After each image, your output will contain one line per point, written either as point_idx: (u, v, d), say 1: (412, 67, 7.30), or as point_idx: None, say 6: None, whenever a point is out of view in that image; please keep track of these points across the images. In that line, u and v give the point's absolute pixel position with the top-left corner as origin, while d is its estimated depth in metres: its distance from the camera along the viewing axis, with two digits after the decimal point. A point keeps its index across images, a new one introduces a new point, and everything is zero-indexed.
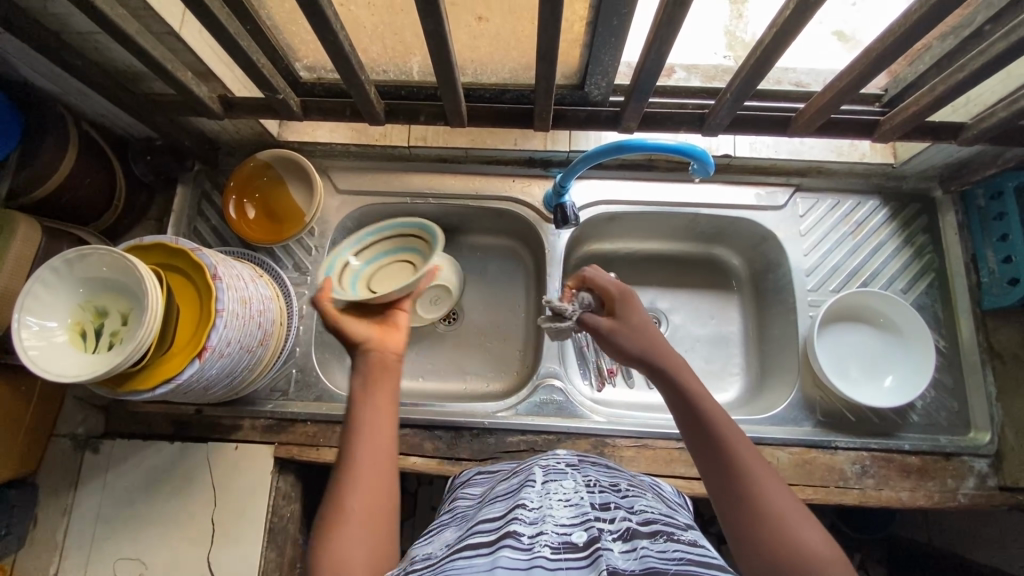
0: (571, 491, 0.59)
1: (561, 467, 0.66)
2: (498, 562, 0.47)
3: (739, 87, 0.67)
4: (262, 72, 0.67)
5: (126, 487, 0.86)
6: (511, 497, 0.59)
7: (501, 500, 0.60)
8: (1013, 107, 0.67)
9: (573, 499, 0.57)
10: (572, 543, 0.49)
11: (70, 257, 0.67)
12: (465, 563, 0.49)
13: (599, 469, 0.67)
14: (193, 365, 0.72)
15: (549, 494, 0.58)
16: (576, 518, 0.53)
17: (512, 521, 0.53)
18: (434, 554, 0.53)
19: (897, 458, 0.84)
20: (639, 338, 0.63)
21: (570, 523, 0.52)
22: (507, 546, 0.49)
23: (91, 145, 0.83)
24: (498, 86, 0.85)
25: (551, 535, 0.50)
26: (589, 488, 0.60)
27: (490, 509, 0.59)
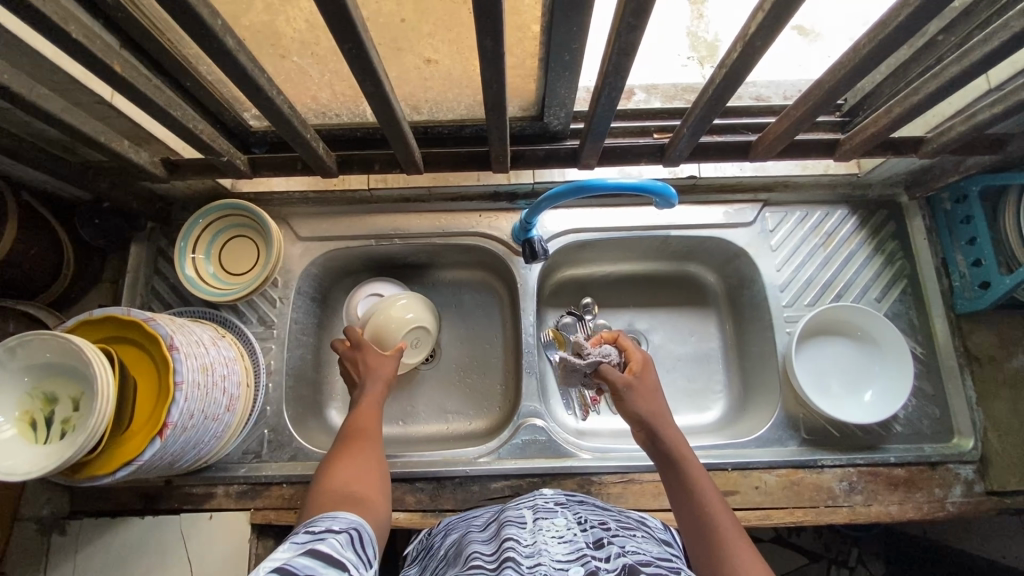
0: (564, 529, 0.57)
1: (551, 507, 0.65)
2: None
3: (696, 123, 0.66)
4: (201, 138, 0.64)
5: (96, 569, 0.81)
6: (501, 535, 0.58)
7: (493, 537, 0.59)
8: (969, 122, 0.66)
9: (567, 536, 0.56)
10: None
11: (10, 344, 0.63)
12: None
13: (589, 507, 0.66)
14: (152, 445, 0.68)
15: (543, 532, 0.57)
16: (571, 554, 0.52)
17: (507, 553, 0.52)
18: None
19: (884, 471, 0.83)
20: (648, 400, 0.68)
21: (566, 558, 0.51)
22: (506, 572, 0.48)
23: (33, 216, 0.79)
24: (455, 122, 0.84)
25: (549, 567, 0.49)
26: (582, 526, 0.59)
27: (481, 545, 0.57)
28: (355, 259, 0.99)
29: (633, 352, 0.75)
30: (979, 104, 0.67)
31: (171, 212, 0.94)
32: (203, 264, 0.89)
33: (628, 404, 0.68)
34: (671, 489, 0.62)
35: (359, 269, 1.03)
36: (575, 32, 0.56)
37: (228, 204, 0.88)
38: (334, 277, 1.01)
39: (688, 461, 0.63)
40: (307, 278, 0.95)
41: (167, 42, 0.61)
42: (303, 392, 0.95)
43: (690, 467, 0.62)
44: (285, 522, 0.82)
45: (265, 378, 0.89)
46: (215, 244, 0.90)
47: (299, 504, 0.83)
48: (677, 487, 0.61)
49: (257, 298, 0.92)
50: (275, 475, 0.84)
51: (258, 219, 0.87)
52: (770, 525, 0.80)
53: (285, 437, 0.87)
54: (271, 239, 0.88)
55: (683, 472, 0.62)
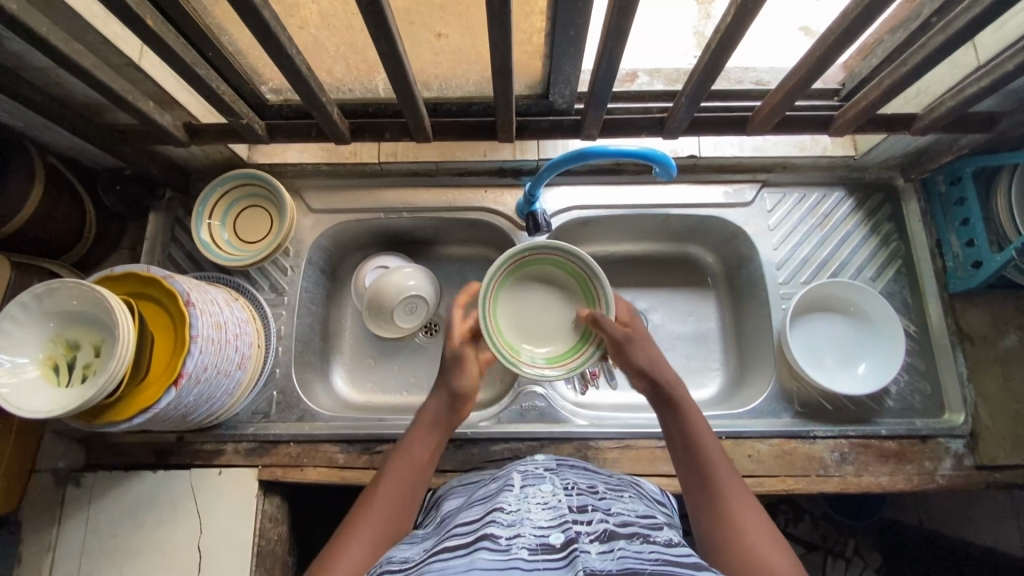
0: (551, 495, 0.58)
1: (539, 471, 0.65)
2: (475, 563, 0.47)
3: (694, 91, 0.70)
4: (223, 99, 0.67)
5: (109, 520, 0.84)
6: (489, 501, 0.59)
7: (480, 503, 0.60)
8: (959, 97, 0.69)
9: (551, 502, 0.57)
10: (549, 544, 0.50)
11: (38, 291, 0.66)
12: (442, 564, 0.49)
13: (577, 471, 0.67)
14: (167, 395, 0.71)
15: (528, 497, 0.58)
16: (554, 520, 0.53)
17: (489, 523, 0.53)
18: (409, 556, 0.54)
19: (875, 443, 0.85)
20: (646, 352, 0.69)
21: (548, 525, 0.52)
22: (484, 548, 0.49)
23: (58, 179, 0.83)
24: (463, 99, 0.87)
25: (529, 538, 0.51)
26: (567, 491, 0.59)
27: (466, 513, 0.58)
28: (364, 233, 1.03)
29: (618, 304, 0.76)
30: (969, 79, 0.69)
31: (188, 182, 0.97)
32: (218, 226, 0.92)
33: (629, 356, 0.69)
34: (676, 450, 0.64)
35: (367, 243, 1.06)
36: (578, 6, 0.59)
37: (256, 174, 0.91)
38: (343, 251, 1.04)
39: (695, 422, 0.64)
40: (317, 249, 0.98)
41: (194, 6, 0.64)
42: (310, 358, 0.98)
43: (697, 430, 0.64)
44: (292, 479, 0.85)
45: (275, 342, 0.92)
46: (234, 208, 0.93)
47: (304, 462, 0.86)
48: (683, 450, 0.63)
49: (270, 266, 0.95)
50: (283, 434, 0.87)
51: (280, 197, 0.90)
52: (762, 493, 0.82)
53: (293, 399, 0.91)
54: (284, 218, 0.91)
55: (689, 436, 0.63)
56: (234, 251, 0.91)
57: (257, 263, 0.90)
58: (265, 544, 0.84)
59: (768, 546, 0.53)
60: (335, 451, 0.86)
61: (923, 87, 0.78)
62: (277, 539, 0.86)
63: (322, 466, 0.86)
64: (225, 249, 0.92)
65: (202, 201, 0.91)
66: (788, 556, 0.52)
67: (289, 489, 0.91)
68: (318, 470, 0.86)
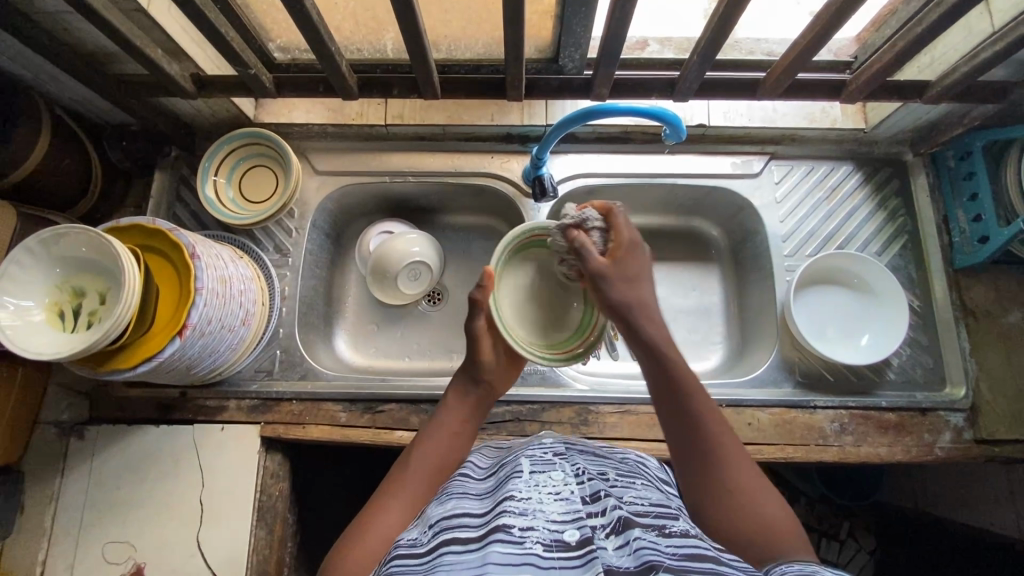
0: (562, 484, 0.56)
1: (548, 456, 0.62)
2: (488, 558, 0.46)
3: (705, 49, 0.70)
4: (231, 46, 0.68)
5: (112, 472, 0.85)
6: (497, 489, 0.57)
7: (490, 492, 0.57)
8: (972, 62, 0.69)
9: (563, 491, 0.54)
10: (564, 541, 0.48)
11: (45, 237, 0.66)
12: (453, 560, 0.47)
13: (587, 457, 0.64)
14: (172, 344, 0.71)
15: (538, 485, 0.55)
16: (568, 513, 0.51)
17: (500, 513, 0.51)
18: (419, 540, 0.53)
19: (875, 415, 0.85)
20: (629, 293, 0.65)
21: (562, 520, 0.50)
22: (497, 541, 0.47)
23: (65, 131, 0.83)
24: (472, 61, 0.84)
25: (543, 532, 0.49)
26: (579, 479, 0.57)
27: (474, 502, 0.56)
28: (369, 198, 1.02)
29: (619, 232, 0.67)
30: (982, 45, 0.69)
31: (194, 141, 0.97)
32: (223, 183, 0.92)
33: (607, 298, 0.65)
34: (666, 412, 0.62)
35: (372, 209, 1.05)
36: None
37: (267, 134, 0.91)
38: (348, 216, 1.04)
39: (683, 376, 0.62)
40: (322, 211, 0.98)
41: None
42: (313, 321, 0.98)
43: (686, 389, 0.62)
44: (294, 436, 0.86)
45: (279, 302, 0.92)
46: (240, 166, 0.93)
47: (307, 420, 0.87)
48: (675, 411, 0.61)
49: (274, 227, 0.95)
50: (286, 392, 0.88)
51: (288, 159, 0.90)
52: (761, 460, 0.83)
53: (297, 358, 0.91)
54: (290, 180, 0.91)
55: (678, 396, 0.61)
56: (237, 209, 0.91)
57: (258, 223, 0.90)
58: (266, 500, 0.85)
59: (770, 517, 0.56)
60: (337, 410, 0.87)
61: (937, 55, 0.77)
62: (278, 495, 0.87)
63: (323, 424, 0.86)
64: (227, 206, 0.91)
65: (210, 155, 0.91)
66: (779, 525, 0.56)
67: (290, 447, 0.92)
68: (320, 428, 0.86)
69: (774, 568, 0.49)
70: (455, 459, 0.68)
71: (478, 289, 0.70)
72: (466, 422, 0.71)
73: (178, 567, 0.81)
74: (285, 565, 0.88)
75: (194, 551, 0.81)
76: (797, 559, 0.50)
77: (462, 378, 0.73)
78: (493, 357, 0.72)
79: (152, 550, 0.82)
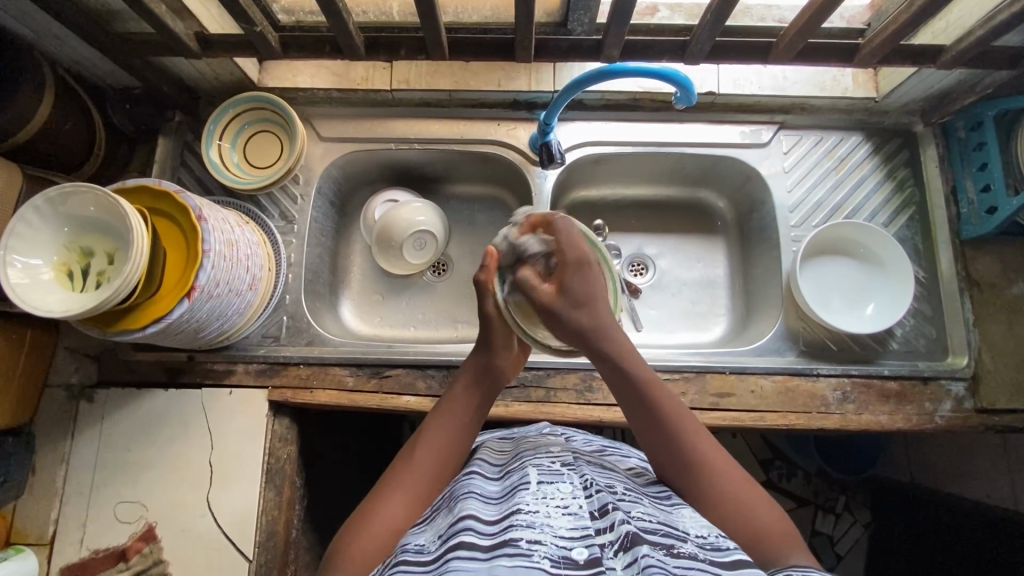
0: (570, 498, 0.53)
1: (556, 467, 0.60)
2: (494, 572, 0.44)
3: (718, 9, 0.68)
4: (236, 0, 0.67)
5: (122, 434, 0.86)
6: (504, 500, 0.55)
7: (495, 499, 0.56)
8: (989, 24, 0.68)
9: (570, 506, 0.52)
10: (571, 558, 0.46)
11: (53, 196, 0.66)
12: (458, 569, 0.46)
13: (595, 468, 0.62)
14: (181, 305, 0.72)
15: (546, 499, 0.53)
16: (575, 530, 0.49)
17: (507, 527, 0.50)
18: (426, 548, 0.51)
19: (877, 384, 0.86)
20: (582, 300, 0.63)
21: (571, 536, 0.49)
22: (504, 554, 0.46)
23: (67, 91, 0.82)
24: (479, 24, 0.82)
25: (551, 547, 0.47)
26: (587, 491, 0.54)
27: (479, 505, 0.54)
28: (374, 166, 1.01)
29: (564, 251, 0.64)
30: (999, 8, 0.68)
31: (199, 106, 0.96)
32: (228, 148, 0.91)
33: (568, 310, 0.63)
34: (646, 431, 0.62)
35: (377, 177, 1.05)
36: None
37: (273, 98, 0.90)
38: (353, 184, 1.03)
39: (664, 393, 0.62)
40: (327, 178, 0.97)
41: None
42: (320, 288, 0.98)
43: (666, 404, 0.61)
44: (301, 400, 0.87)
45: (286, 269, 0.92)
46: (246, 130, 0.92)
47: (314, 384, 0.88)
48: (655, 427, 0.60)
49: (279, 193, 0.95)
50: (293, 356, 0.89)
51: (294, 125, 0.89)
52: (764, 427, 0.83)
53: (303, 324, 0.92)
54: (296, 147, 0.90)
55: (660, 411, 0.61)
56: (241, 175, 0.91)
57: (262, 189, 0.90)
58: (275, 462, 0.86)
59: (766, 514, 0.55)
60: (344, 374, 0.88)
61: (953, 19, 0.76)
62: (287, 458, 0.87)
63: (331, 389, 0.87)
64: (230, 171, 0.91)
65: (215, 117, 0.90)
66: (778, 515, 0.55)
67: (297, 413, 0.93)
68: (327, 393, 0.87)
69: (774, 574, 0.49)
70: (462, 447, 0.65)
71: (482, 269, 0.71)
72: (475, 407, 0.68)
73: (189, 527, 0.83)
74: (294, 526, 0.89)
75: (204, 512, 0.83)
76: (796, 565, 0.49)
77: (476, 362, 0.70)
78: (505, 351, 0.71)
79: (163, 510, 0.83)
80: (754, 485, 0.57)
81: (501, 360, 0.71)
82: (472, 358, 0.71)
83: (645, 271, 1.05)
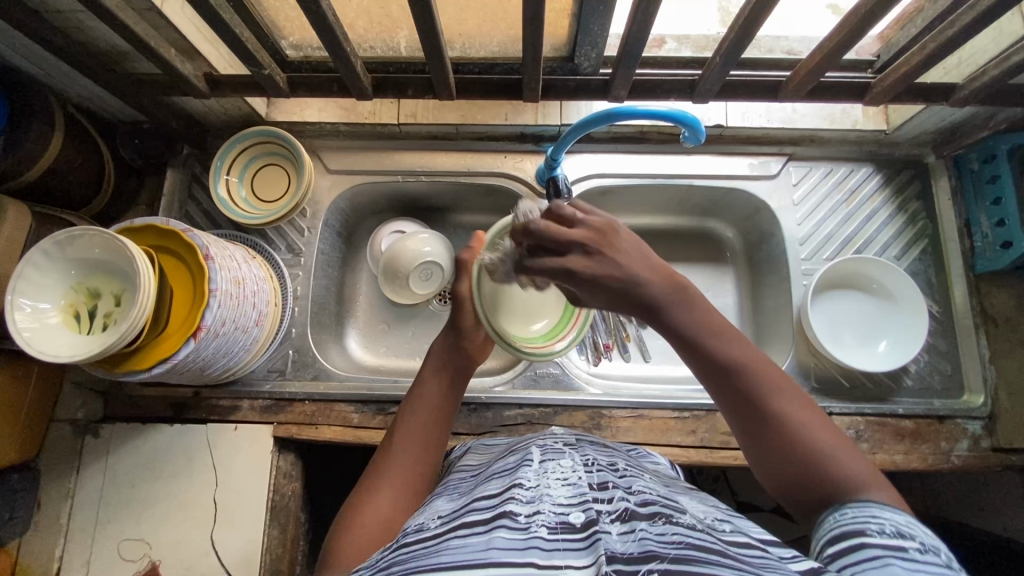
0: (570, 472, 0.51)
1: (558, 446, 0.58)
2: (492, 543, 0.41)
3: (727, 52, 0.68)
4: (246, 45, 0.68)
5: (127, 469, 0.86)
6: (504, 476, 0.52)
7: (496, 477, 0.53)
8: (1004, 65, 0.67)
9: (570, 478, 0.50)
10: (569, 523, 0.43)
11: (60, 239, 0.66)
12: (457, 544, 0.42)
13: (597, 447, 0.59)
14: (187, 346, 0.71)
15: (547, 473, 0.51)
16: (573, 498, 0.47)
17: (507, 501, 0.47)
18: (427, 529, 0.47)
19: (891, 422, 0.84)
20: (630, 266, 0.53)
21: (568, 503, 0.46)
22: (503, 527, 0.43)
23: (77, 129, 0.83)
24: (487, 60, 0.81)
25: (549, 515, 0.44)
26: (588, 467, 0.52)
27: (482, 487, 0.51)
28: (380, 197, 1.01)
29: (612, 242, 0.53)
30: (1013, 49, 0.68)
31: (206, 139, 0.96)
32: (235, 185, 0.92)
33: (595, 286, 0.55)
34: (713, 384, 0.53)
35: (383, 208, 1.05)
36: None
37: (280, 135, 0.90)
38: (359, 215, 1.03)
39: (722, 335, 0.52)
40: (333, 210, 0.97)
41: None
42: (326, 320, 0.98)
43: (733, 353, 0.52)
44: (306, 437, 0.86)
45: (292, 303, 0.92)
46: (252, 165, 0.93)
47: (319, 421, 0.87)
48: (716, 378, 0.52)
49: (286, 227, 0.95)
50: (299, 393, 0.88)
51: (302, 162, 0.90)
52: None
53: (309, 358, 0.92)
54: (303, 181, 0.90)
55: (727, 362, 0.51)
56: (246, 210, 0.91)
57: (268, 224, 0.90)
58: (279, 499, 0.85)
59: (844, 456, 0.48)
60: (350, 411, 0.88)
61: (965, 56, 0.76)
62: (291, 494, 0.87)
63: (337, 425, 0.87)
64: (236, 205, 0.91)
65: (223, 152, 0.90)
66: (857, 456, 0.48)
67: (302, 447, 0.92)
68: (333, 429, 0.87)
69: (845, 510, 0.44)
70: (443, 428, 0.66)
71: (466, 249, 0.75)
72: (449, 390, 0.69)
73: (193, 565, 0.82)
74: (298, 562, 0.88)
75: (208, 550, 0.82)
76: (864, 500, 0.45)
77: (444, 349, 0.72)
78: (476, 326, 0.73)
79: (167, 548, 0.82)
80: (834, 428, 0.50)
81: (473, 341, 0.73)
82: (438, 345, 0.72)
83: None
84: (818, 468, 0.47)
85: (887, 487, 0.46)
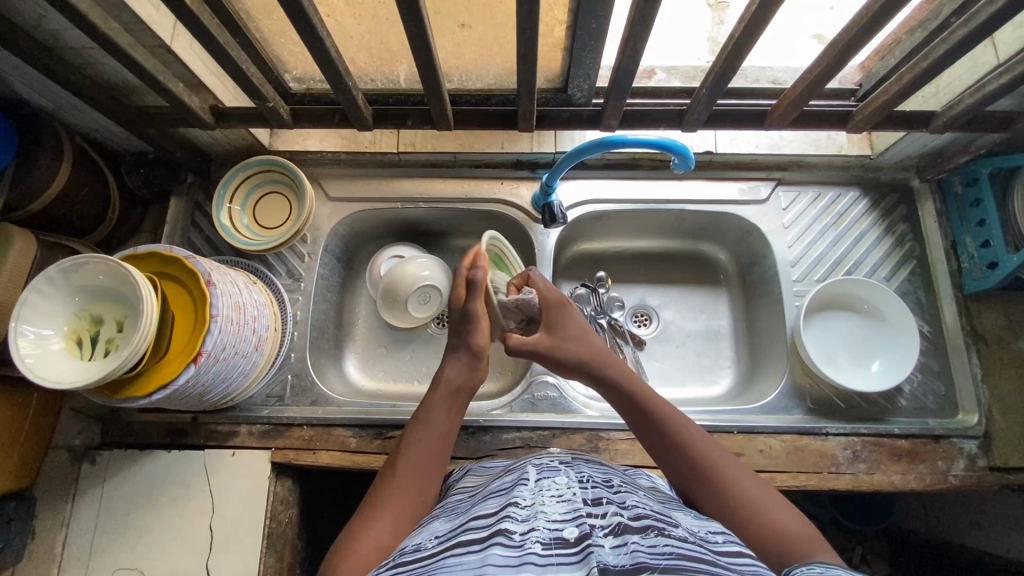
0: (565, 489, 0.52)
1: (554, 464, 0.58)
2: (488, 560, 0.41)
3: (713, 85, 0.72)
4: (251, 80, 0.71)
5: (123, 496, 0.85)
6: (500, 495, 0.52)
7: (493, 496, 0.53)
8: (978, 93, 0.70)
9: (565, 495, 0.50)
10: (563, 539, 0.43)
11: (65, 266, 0.68)
12: (454, 562, 0.43)
13: (592, 466, 0.60)
14: (187, 370, 0.71)
15: (542, 491, 0.51)
16: (568, 513, 0.47)
17: (503, 518, 0.47)
18: (424, 547, 0.48)
19: (887, 442, 0.85)
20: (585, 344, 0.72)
21: (563, 519, 0.46)
22: (498, 544, 0.43)
23: (85, 159, 0.85)
24: (482, 92, 0.84)
25: (543, 531, 0.45)
26: (583, 484, 0.53)
27: (477, 506, 0.52)
28: (379, 223, 1.03)
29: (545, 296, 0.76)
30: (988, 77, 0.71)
31: (210, 169, 0.99)
32: (237, 212, 0.94)
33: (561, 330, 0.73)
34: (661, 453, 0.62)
35: (382, 233, 1.07)
36: None
37: (282, 163, 0.92)
38: (359, 240, 1.05)
39: (658, 401, 0.65)
40: (334, 236, 0.99)
41: None
42: (325, 344, 0.99)
43: (676, 427, 0.62)
44: (304, 462, 0.86)
45: (291, 327, 0.93)
46: (256, 192, 0.95)
47: (317, 446, 0.87)
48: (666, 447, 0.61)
49: (287, 253, 0.96)
50: (297, 417, 0.89)
51: (304, 188, 0.92)
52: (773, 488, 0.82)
53: (308, 383, 0.92)
54: (304, 207, 0.92)
55: (672, 435, 0.61)
56: (247, 237, 0.92)
57: (269, 250, 0.91)
58: (276, 527, 0.85)
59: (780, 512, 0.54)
60: (348, 435, 0.88)
61: (942, 85, 0.80)
62: (287, 522, 0.87)
63: (335, 450, 0.87)
64: (239, 232, 0.93)
65: (228, 179, 0.93)
66: (795, 514, 0.54)
67: (300, 473, 0.92)
68: (331, 454, 0.87)
69: (795, 569, 0.46)
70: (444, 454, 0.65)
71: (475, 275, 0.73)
72: (452, 415, 0.68)
73: None
74: None
75: None
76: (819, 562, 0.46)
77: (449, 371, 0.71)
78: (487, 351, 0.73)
79: None
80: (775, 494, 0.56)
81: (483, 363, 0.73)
82: (453, 364, 0.71)
83: (648, 322, 1.05)
84: (762, 523, 0.53)
85: (827, 545, 0.51)
